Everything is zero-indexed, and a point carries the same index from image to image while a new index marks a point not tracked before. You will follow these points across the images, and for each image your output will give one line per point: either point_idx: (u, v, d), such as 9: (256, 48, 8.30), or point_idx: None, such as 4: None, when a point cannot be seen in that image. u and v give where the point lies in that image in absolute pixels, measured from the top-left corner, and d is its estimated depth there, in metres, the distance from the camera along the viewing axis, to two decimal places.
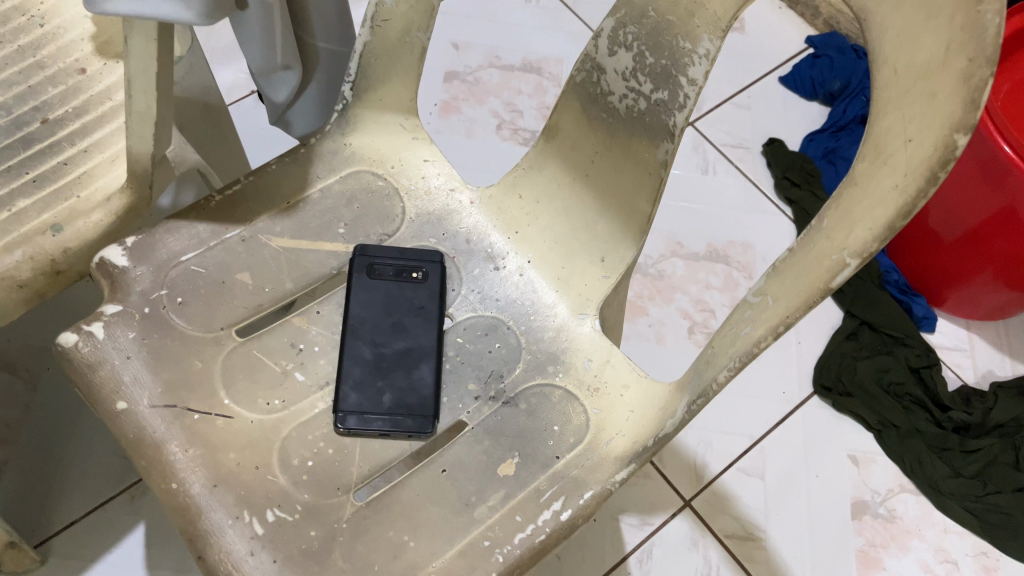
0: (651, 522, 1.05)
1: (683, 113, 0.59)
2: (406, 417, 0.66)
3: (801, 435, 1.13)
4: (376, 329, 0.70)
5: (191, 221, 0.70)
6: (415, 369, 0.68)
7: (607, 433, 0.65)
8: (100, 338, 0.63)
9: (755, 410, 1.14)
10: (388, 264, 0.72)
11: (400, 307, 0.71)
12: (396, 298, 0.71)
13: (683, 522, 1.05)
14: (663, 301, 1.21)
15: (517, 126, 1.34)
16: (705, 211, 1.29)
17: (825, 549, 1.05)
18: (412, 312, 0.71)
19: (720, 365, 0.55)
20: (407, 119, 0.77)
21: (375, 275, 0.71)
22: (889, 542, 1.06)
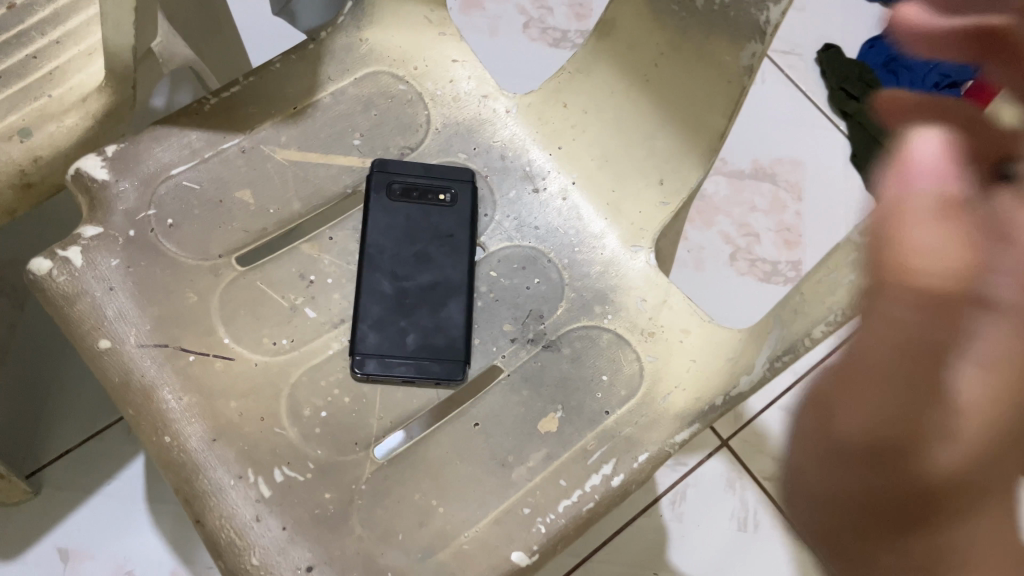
0: (685, 462, 0.98)
1: (780, 6, 0.47)
2: (430, 361, 0.57)
3: None
4: (396, 256, 0.60)
5: (182, 128, 0.59)
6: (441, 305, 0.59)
7: (664, 386, 0.56)
8: (77, 265, 0.54)
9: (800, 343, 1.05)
10: (411, 184, 0.62)
11: (425, 234, 0.61)
12: (420, 224, 0.62)
13: (721, 462, 0.98)
14: (704, 224, 1.11)
15: (547, 25, 1.21)
16: (751, 125, 1.18)
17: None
18: (437, 239, 0.61)
19: (815, 317, 0.46)
20: (433, 10, 0.66)
21: (395, 197, 0.61)
22: None
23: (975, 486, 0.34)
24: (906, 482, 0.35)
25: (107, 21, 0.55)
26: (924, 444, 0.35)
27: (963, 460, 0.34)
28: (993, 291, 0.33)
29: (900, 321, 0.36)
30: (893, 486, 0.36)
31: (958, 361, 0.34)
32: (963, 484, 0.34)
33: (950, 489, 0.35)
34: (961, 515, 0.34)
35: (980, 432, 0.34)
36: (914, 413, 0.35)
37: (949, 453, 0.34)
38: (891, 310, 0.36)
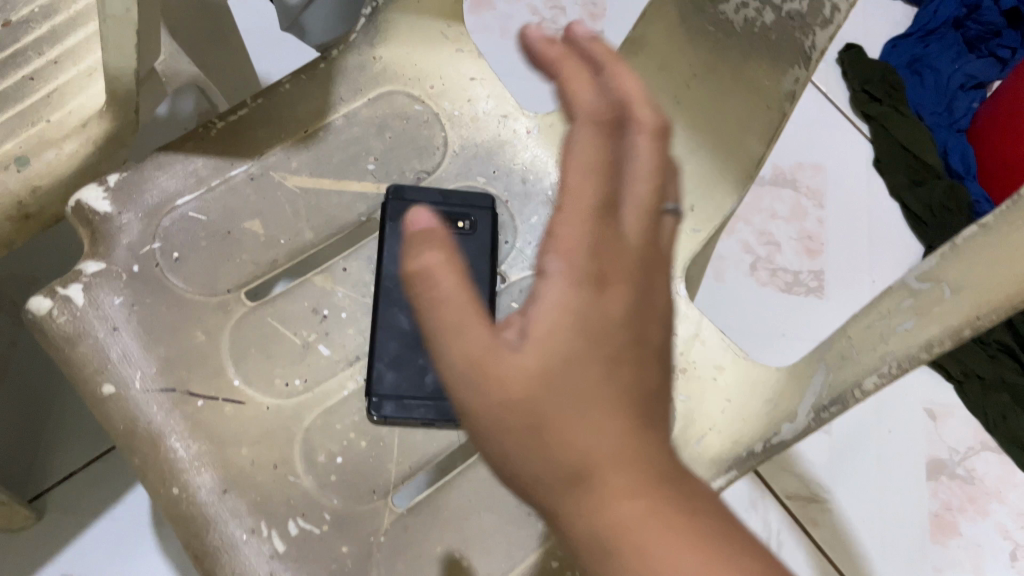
0: None
1: (827, 30, 0.44)
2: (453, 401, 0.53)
3: None
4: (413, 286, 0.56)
5: (187, 155, 0.56)
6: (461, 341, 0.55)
7: (698, 428, 0.53)
8: (79, 304, 0.51)
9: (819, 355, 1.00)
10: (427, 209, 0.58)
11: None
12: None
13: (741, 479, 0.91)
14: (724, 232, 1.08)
15: (559, 25, 1.17)
16: None
17: (894, 514, 0.90)
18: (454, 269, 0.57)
19: (865, 367, 0.43)
20: (450, 26, 0.62)
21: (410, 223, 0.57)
22: (967, 505, 0.90)
23: (569, 468, 0.32)
24: (560, 481, 0.32)
25: (107, 45, 0.52)
26: (529, 448, 0.32)
27: (595, 448, 0.32)
28: (542, 269, 0.32)
29: (471, 342, 0.32)
30: (569, 480, 0.32)
31: (486, 349, 0.32)
32: (600, 467, 0.32)
33: (611, 471, 0.32)
34: (591, 499, 0.32)
35: (554, 416, 0.32)
36: (514, 406, 0.32)
37: (605, 437, 0.32)
38: (453, 345, 0.32)
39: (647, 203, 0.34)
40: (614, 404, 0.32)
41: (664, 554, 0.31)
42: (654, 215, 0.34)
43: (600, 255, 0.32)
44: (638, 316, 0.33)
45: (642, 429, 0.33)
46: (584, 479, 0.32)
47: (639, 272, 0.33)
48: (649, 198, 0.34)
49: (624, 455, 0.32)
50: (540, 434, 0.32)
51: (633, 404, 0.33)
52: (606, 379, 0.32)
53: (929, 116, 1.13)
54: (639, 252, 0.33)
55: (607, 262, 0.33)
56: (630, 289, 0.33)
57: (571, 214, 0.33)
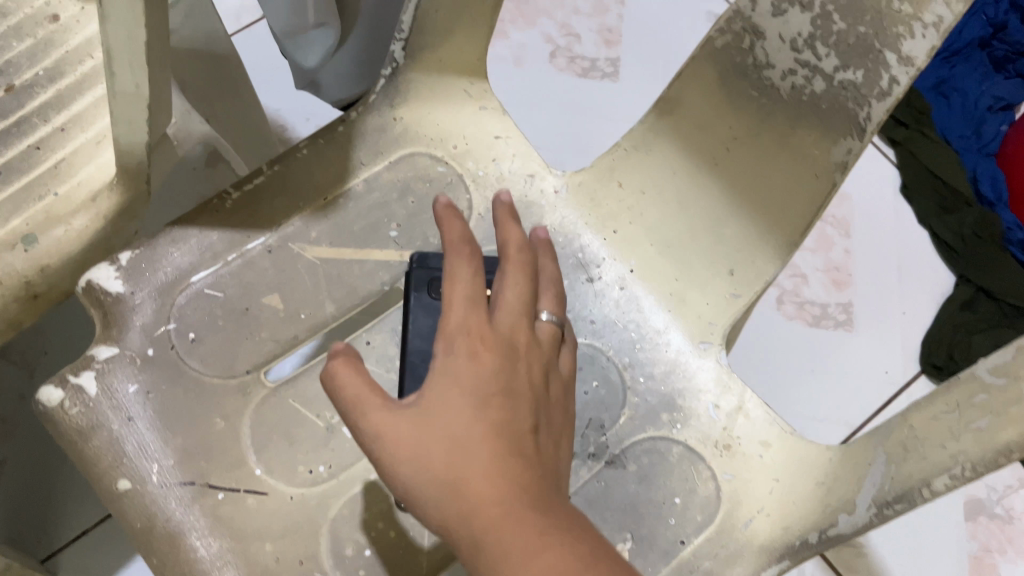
0: None
1: (885, 102, 0.41)
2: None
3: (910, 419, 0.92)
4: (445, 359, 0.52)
5: (201, 228, 0.54)
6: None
7: (744, 511, 0.50)
8: (92, 394, 0.49)
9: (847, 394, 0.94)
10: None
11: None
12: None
13: None
14: None
15: (574, 53, 1.06)
16: None
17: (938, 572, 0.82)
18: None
19: (933, 464, 0.40)
20: (473, 83, 0.60)
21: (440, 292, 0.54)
22: (1006, 547, 0.83)
23: (448, 493, 0.36)
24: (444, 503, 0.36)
25: (118, 119, 0.49)
26: (419, 481, 0.37)
27: (457, 470, 0.36)
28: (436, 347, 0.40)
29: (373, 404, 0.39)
30: (448, 505, 0.36)
31: (378, 407, 0.38)
32: (473, 481, 0.36)
33: (482, 485, 0.36)
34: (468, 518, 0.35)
35: (434, 450, 0.37)
36: (403, 448, 0.37)
37: (477, 460, 0.36)
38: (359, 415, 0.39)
39: (517, 298, 0.43)
40: (486, 437, 0.37)
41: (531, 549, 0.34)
42: (524, 308, 0.43)
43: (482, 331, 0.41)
44: (507, 380, 0.40)
45: (512, 456, 0.37)
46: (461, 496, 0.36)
47: (512, 347, 0.41)
48: (523, 296, 0.44)
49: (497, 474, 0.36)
50: (423, 467, 0.37)
51: (506, 438, 0.38)
52: (475, 419, 0.38)
53: (957, 141, 1.05)
54: (514, 330, 0.42)
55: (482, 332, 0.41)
56: (502, 359, 0.40)
57: (467, 291, 0.42)
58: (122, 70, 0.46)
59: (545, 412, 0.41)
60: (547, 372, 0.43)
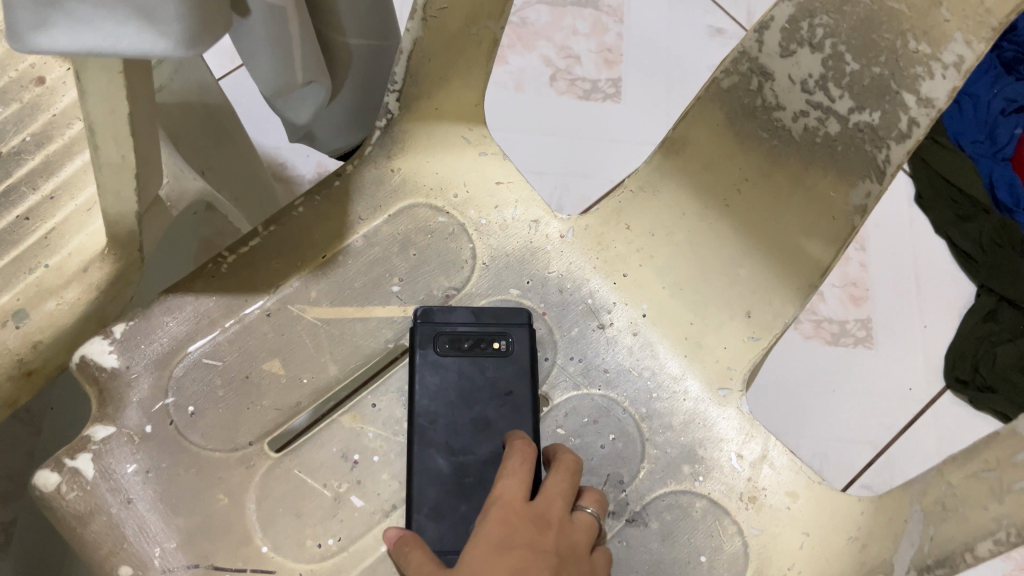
0: None
1: (905, 144, 0.39)
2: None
3: (934, 439, 0.88)
4: (450, 421, 0.50)
5: (197, 294, 0.52)
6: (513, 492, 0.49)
7: (775, 569, 0.48)
8: (89, 477, 0.47)
9: (871, 414, 0.89)
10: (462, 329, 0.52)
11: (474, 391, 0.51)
12: (466, 378, 0.51)
13: None
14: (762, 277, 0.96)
15: (574, 75, 1.04)
16: None
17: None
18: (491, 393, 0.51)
19: (975, 527, 0.38)
20: (471, 129, 0.58)
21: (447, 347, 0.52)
22: None
23: None
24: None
25: (105, 190, 0.47)
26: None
27: None
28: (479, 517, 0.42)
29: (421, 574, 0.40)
30: None
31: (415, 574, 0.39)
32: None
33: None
34: None
35: None
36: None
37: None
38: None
39: (561, 484, 0.44)
40: None
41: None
42: (566, 491, 0.44)
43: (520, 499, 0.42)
44: (532, 546, 0.40)
45: None
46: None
47: (544, 522, 0.41)
48: (569, 480, 0.44)
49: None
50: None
51: None
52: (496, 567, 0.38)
53: (970, 147, 0.99)
54: (550, 508, 0.42)
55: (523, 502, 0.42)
56: (531, 527, 0.41)
57: (516, 466, 0.44)
58: (106, 142, 0.44)
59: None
60: (581, 560, 0.42)
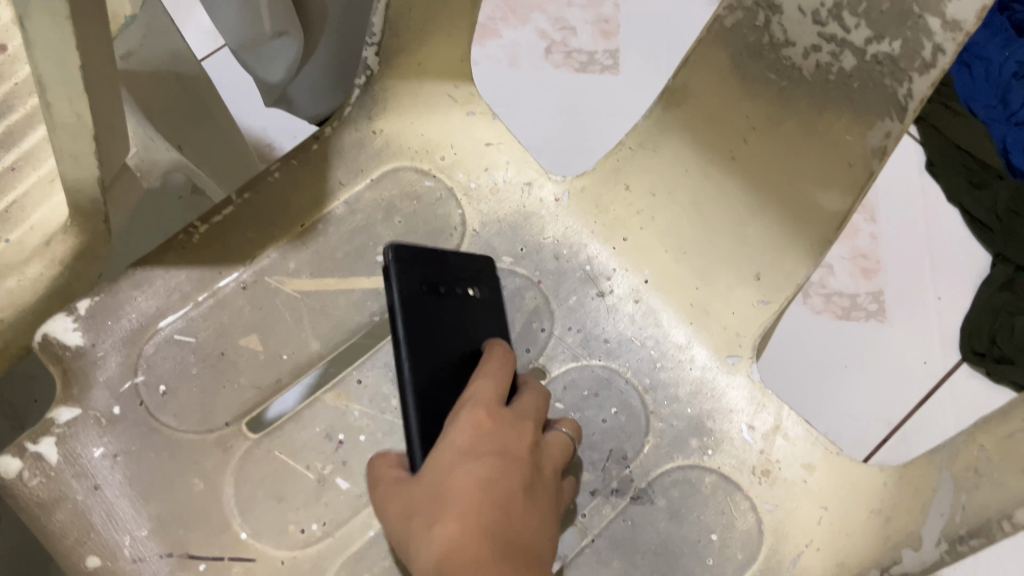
0: None
1: (928, 76, 0.36)
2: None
3: (953, 413, 0.84)
4: (441, 374, 0.45)
5: (167, 267, 0.48)
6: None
7: (791, 547, 0.45)
8: (53, 462, 0.43)
9: (887, 387, 0.85)
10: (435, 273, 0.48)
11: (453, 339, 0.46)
12: (446, 326, 0.46)
13: None
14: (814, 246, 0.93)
15: (571, 48, 1.00)
16: None
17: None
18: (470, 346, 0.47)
19: (1012, 492, 0.34)
20: (458, 86, 0.55)
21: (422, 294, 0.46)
22: None
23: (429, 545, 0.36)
24: (421, 549, 0.36)
25: (62, 155, 0.44)
26: (406, 533, 0.38)
27: (441, 528, 0.36)
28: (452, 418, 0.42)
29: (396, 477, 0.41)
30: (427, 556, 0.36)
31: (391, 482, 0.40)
32: (442, 534, 0.36)
33: (448, 535, 0.36)
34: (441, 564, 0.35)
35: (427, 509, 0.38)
36: (402, 502, 0.39)
37: (450, 515, 0.37)
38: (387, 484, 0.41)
39: (534, 395, 0.44)
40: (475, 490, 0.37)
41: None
42: (540, 403, 0.44)
43: (495, 401, 0.42)
44: (508, 450, 0.40)
45: (496, 512, 0.37)
46: (431, 546, 0.36)
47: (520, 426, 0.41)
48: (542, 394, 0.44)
49: (469, 528, 0.36)
50: (412, 518, 0.38)
51: (494, 496, 0.37)
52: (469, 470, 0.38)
53: (983, 111, 0.96)
54: (523, 414, 0.42)
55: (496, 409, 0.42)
56: (506, 430, 0.41)
57: (489, 371, 0.43)
58: (59, 100, 0.41)
59: (545, 493, 0.40)
60: (552, 468, 0.42)
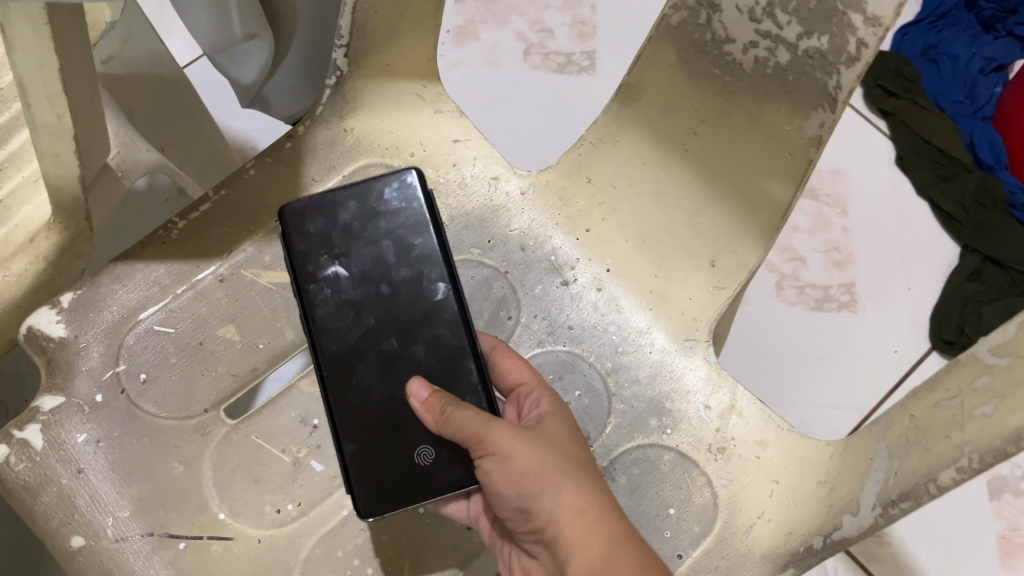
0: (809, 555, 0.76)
1: (854, 68, 0.38)
2: (405, 481, 0.44)
3: None
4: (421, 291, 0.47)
5: (147, 262, 0.50)
6: (379, 425, 0.45)
7: (744, 518, 0.47)
8: (39, 448, 0.45)
9: (858, 376, 0.87)
10: (364, 219, 0.48)
11: (378, 292, 0.47)
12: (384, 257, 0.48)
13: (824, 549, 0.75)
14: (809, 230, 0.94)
15: (549, 49, 1.02)
16: None
17: (971, 548, 0.74)
18: (360, 310, 0.47)
19: (938, 457, 0.36)
20: (426, 86, 0.57)
21: (394, 231, 0.48)
22: None
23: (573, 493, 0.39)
24: (569, 502, 0.39)
25: (44, 154, 0.46)
26: (538, 479, 0.39)
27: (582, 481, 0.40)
28: None
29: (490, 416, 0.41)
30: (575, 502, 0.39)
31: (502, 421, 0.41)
32: (582, 490, 0.39)
33: (592, 497, 0.40)
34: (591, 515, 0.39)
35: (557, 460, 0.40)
36: (523, 445, 0.40)
37: (581, 472, 0.41)
38: (468, 421, 0.41)
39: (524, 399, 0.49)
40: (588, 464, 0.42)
41: (647, 566, 0.37)
42: None
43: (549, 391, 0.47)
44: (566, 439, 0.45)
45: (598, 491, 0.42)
46: (573, 498, 0.39)
47: None
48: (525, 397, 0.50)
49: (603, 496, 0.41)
50: (551, 466, 0.40)
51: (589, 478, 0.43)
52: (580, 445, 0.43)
53: (950, 107, 0.97)
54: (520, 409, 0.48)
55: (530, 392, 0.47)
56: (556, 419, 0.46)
57: (506, 349, 0.49)
58: (39, 100, 0.43)
59: None
60: None
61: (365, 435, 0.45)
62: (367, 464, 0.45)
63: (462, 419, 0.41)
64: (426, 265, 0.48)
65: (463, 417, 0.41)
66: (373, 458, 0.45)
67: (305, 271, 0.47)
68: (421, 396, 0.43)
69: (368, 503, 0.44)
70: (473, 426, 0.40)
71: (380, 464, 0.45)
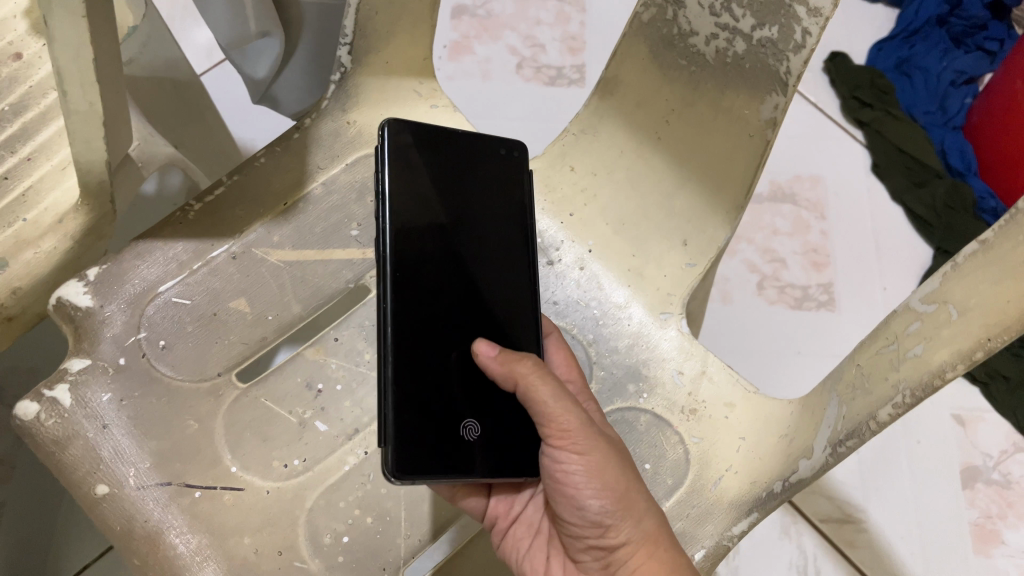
0: (791, 535, 0.78)
1: (801, 54, 0.43)
2: (439, 451, 0.46)
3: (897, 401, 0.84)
4: (475, 261, 0.50)
5: (166, 240, 0.55)
6: (427, 383, 0.46)
7: (713, 471, 0.51)
8: (67, 405, 0.49)
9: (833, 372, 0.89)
10: (475, 185, 0.51)
11: (469, 253, 0.50)
12: (462, 207, 0.50)
13: (801, 530, 0.78)
14: (790, 233, 0.97)
15: (540, 63, 1.08)
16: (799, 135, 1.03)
17: (942, 526, 0.78)
18: (441, 259, 0.49)
19: (879, 398, 0.41)
20: (422, 83, 0.63)
21: (499, 205, 0.52)
22: (1008, 511, 0.79)
23: (643, 514, 0.45)
24: (644, 527, 0.44)
25: (76, 138, 0.50)
26: (619, 495, 0.44)
27: (650, 503, 0.45)
28: None
29: (574, 406, 0.44)
30: (646, 527, 0.44)
31: (592, 430, 0.45)
32: (651, 516, 0.45)
33: (655, 523, 0.45)
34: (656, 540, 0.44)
35: (631, 478, 0.45)
36: (609, 460, 0.44)
37: (645, 493, 0.46)
38: (557, 405, 0.44)
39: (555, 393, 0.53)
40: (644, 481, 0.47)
41: None
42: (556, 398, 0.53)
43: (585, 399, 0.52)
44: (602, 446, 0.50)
45: None
46: (644, 522, 0.44)
47: None
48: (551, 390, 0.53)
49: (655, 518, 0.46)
50: (631, 487, 0.45)
51: None
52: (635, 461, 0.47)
53: (923, 117, 1.01)
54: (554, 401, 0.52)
55: (574, 391, 0.52)
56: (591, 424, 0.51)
57: (557, 341, 0.54)
58: (74, 88, 0.47)
59: None
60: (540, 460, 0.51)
61: (410, 384, 0.46)
62: (400, 424, 0.44)
63: (549, 400, 0.44)
64: (518, 250, 0.52)
65: (552, 398, 0.44)
66: (405, 417, 0.45)
67: (393, 188, 0.48)
68: (491, 352, 0.45)
69: (398, 464, 0.44)
70: (563, 414, 0.44)
71: (414, 422, 0.45)
